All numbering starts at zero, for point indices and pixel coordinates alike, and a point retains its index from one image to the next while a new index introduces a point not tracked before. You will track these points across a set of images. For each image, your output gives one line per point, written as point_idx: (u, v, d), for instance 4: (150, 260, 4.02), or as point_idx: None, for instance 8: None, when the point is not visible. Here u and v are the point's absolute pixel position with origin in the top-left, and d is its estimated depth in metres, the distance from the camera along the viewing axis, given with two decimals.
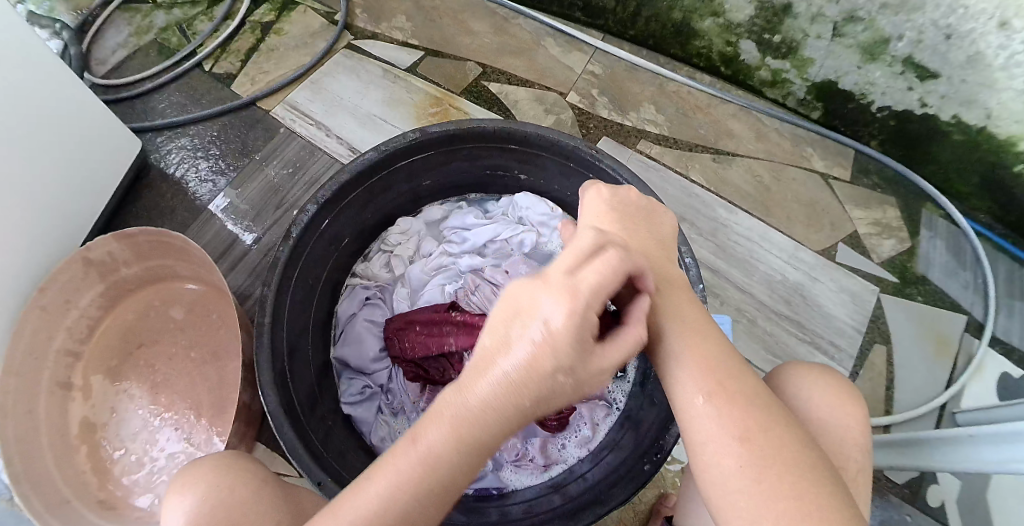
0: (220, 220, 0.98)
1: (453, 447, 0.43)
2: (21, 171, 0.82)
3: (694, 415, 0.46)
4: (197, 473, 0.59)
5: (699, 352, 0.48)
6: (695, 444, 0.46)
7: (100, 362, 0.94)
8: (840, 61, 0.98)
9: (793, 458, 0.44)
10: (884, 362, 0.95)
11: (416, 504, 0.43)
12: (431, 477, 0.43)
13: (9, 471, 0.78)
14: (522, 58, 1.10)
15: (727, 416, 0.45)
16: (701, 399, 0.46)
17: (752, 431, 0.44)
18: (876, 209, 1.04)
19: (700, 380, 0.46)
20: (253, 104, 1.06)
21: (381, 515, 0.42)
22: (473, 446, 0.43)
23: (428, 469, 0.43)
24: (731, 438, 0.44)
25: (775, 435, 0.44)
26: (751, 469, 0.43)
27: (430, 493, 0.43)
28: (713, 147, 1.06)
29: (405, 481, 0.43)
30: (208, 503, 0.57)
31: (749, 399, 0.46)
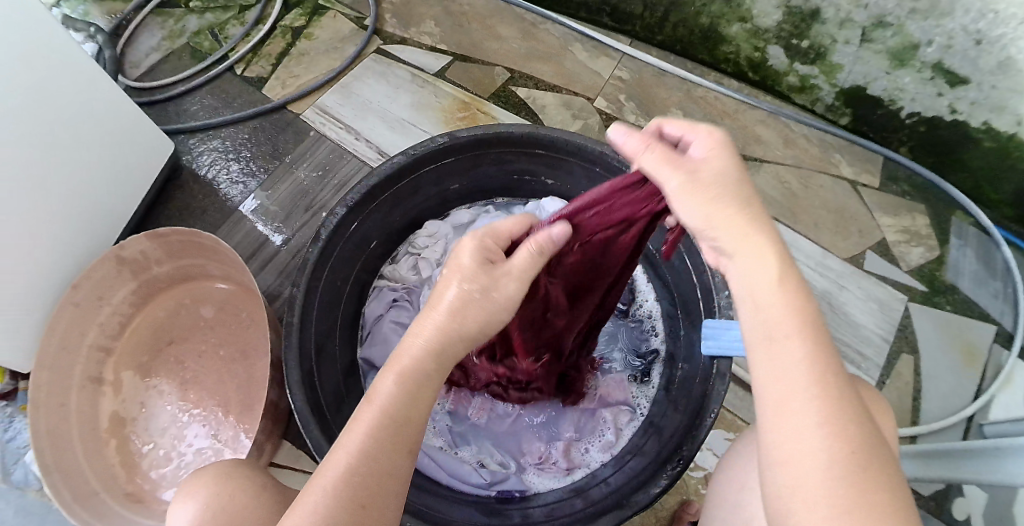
0: (251, 221, 1.00)
1: (409, 395, 0.47)
2: (56, 168, 0.84)
3: (782, 405, 0.40)
4: (200, 480, 0.60)
5: (812, 341, 0.40)
6: (772, 434, 0.40)
7: (131, 358, 0.97)
8: (869, 66, 0.97)
9: (887, 472, 0.38)
10: (911, 372, 0.94)
11: (387, 452, 0.46)
12: (396, 420, 0.47)
13: (41, 463, 0.80)
14: (549, 63, 1.11)
15: (822, 413, 0.39)
16: (810, 385, 0.39)
17: (848, 431, 0.38)
18: (905, 217, 1.03)
19: (798, 371, 0.40)
20: (285, 107, 1.08)
21: (361, 461, 0.45)
22: (423, 391, 0.48)
23: (390, 420, 0.47)
24: (822, 435, 0.38)
25: (868, 439, 0.39)
26: (839, 473, 0.37)
27: (400, 433, 0.47)
28: (740, 153, 1.05)
29: (378, 428, 0.46)
30: (210, 511, 0.58)
31: (845, 399, 0.39)
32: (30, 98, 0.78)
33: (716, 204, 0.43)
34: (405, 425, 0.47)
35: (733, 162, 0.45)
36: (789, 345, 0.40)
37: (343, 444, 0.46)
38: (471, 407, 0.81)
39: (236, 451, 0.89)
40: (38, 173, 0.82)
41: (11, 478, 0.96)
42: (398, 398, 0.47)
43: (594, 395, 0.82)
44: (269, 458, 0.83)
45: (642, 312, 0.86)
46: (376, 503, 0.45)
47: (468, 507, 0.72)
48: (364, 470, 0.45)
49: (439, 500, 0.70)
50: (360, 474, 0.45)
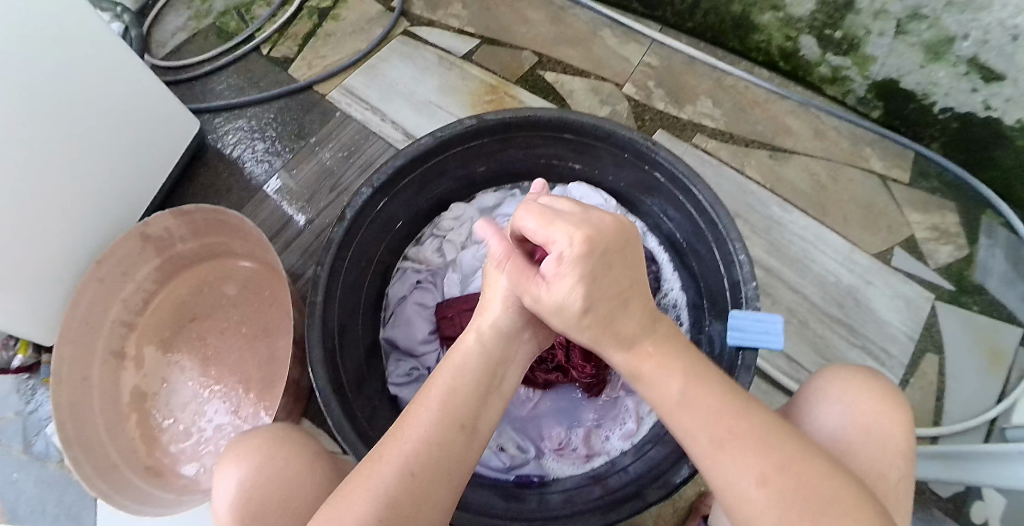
0: (274, 201, 1.00)
1: (463, 382, 0.50)
2: (81, 145, 0.85)
3: (708, 464, 0.43)
4: (253, 443, 0.60)
5: (710, 401, 0.45)
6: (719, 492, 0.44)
7: (153, 333, 0.98)
8: (904, 60, 0.94)
9: (835, 494, 0.41)
10: (935, 372, 0.92)
11: (444, 431, 0.47)
12: (456, 399, 0.49)
13: (63, 435, 0.81)
14: (578, 48, 1.09)
15: (741, 458, 0.42)
16: (713, 446, 0.43)
17: (773, 474, 0.41)
18: (934, 214, 1.00)
19: (709, 429, 0.44)
20: (310, 88, 1.08)
21: (428, 438, 0.47)
22: (478, 379, 0.50)
23: (447, 401, 0.49)
24: (752, 479, 0.42)
25: (801, 467, 0.42)
26: (776, 505, 0.41)
27: (461, 411, 0.49)
28: (770, 144, 1.03)
29: (441, 408, 0.48)
30: (264, 474, 0.58)
31: (761, 436, 0.43)
32: (55, 77, 0.79)
33: (571, 326, 0.48)
34: (461, 405, 0.48)
35: (579, 278, 0.46)
36: (679, 420, 0.45)
37: (401, 427, 0.48)
38: None
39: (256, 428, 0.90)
40: (62, 149, 0.82)
41: (32, 448, 0.98)
42: (455, 382, 0.50)
43: (616, 382, 0.82)
44: None
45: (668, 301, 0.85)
46: (433, 481, 0.45)
47: (486, 489, 0.71)
48: (421, 448, 0.46)
49: None
50: (417, 452, 0.46)
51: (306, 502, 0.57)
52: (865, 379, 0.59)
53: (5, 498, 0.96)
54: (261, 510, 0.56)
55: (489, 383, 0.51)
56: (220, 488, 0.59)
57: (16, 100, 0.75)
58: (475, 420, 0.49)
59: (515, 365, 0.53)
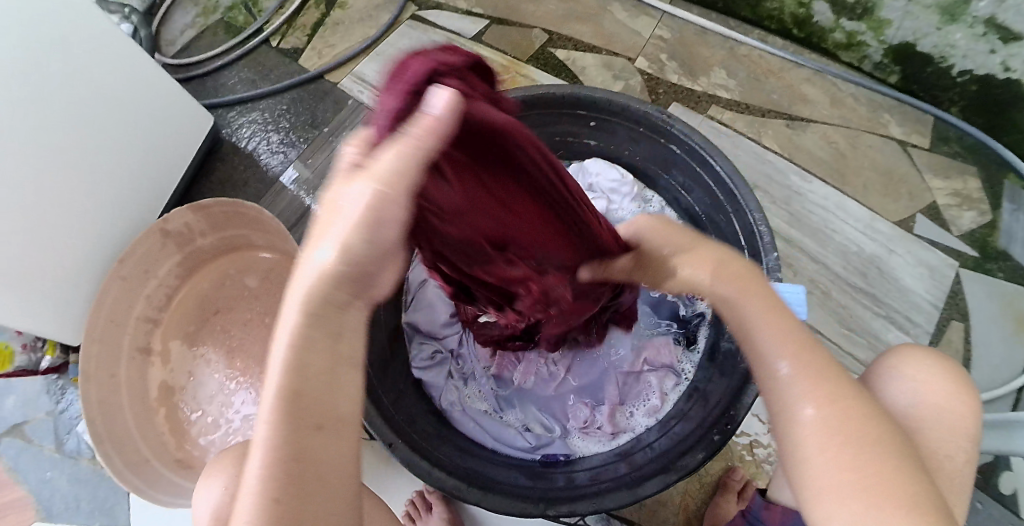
0: (293, 192, 1.01)
1: (300, 374, 0.37)
2: (96, 144, 0.85)
3: (778, 382, 0.46)
4: (223, 461, 0.63)
5: (790, 321, 0.48)
6: (778, 413, 0.46)
7: (178, 328, 0.99)
8: (920, 22, 0.91)
9: (884, 447, 0.43)
10: (961, 339, 0.91)
11: (295, 438, 0.37)
12: (297, 405, 0.37)
13: (93, 433, 0.82)
14: (588, 23, 1.08)
15: (807, 381, 0.45)
16: (784, 366, 0.46)
17: (831, 401, 0.44)
18: (956, 180, 0.98)
19: (784, 345, 0.46)
20: (321, 77, 1.08)
21: (279, 454, 0.37)
22: (320, 365, 0.37)
23: (290, 400, 0.37)
24: (811, 402, 0.44)
25: (854, 414, 0.44)
26: (832, 435, 0.43)
27: (308, 412, 0.38)
28: (787, 113, 1.02)
29: (283, 418, 0.37)
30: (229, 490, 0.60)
31: (827, 368, 0.46)
32: (67, 79, 0.79)
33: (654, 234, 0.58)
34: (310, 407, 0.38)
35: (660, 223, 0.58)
36: (766, 335, 0.47)
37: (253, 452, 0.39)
38: (517, 371, 0.80)
39: None
40: (71, 149, 0.82)
41: (64, 447, 1.00)
42: (289, 377, 0.37)
43: (637, 357, 0.80)
44: None
45: None
46: (305, 500, 0.38)
47: (511, 469, 0.72)
48: (277, 470, 0.38)
49: (483, 463, 0.72)
50: (273, 476, 0.38)
51: None
52: (926, 354, 0.60)
53: (41, 496, 0.98)
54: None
55: (334, 360, 0.38)
56: (200, 509, 0.62)
57: (28, 101, 0.75)
58: (328, 414, 0.39)
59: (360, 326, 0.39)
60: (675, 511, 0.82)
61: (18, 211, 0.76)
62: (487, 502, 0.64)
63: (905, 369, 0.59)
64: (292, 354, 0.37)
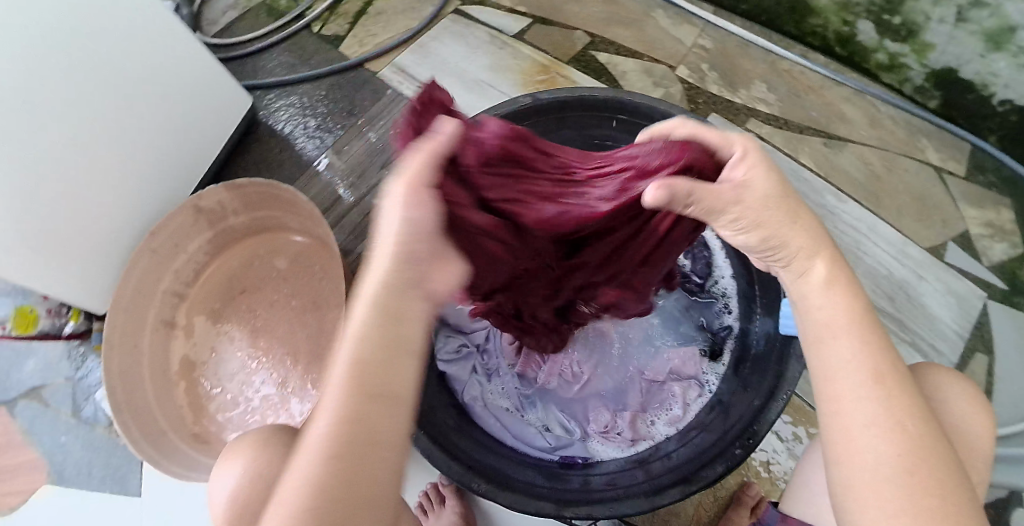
0: (326, 178, 1.02)
1: (367, 348, 0.43)
2: (135, 118, 0.87)
3: (853, 397, 0.46)
4: (238, 448, 0.63)
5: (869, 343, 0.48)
6: (841, 423, 0.46)
7: (204, 304, 1.00)
8: (964, 48, 0.90)
9: (950, 475, 0.44)
10: (984, 371, 0.90)
11: (358, 405, 0.42)
12: (362, 376, 0.42)
13: (114, 401, 0.84)
14: (630, 29, 1.08)
15: (884, 402, 0.46)
16: (863, 384, 0.46)
17: (904, 419, 0.45)
18: (990, 210, 0.97)
19: (864, 365, 0.47)
20: (361, 66, 1.09)
21: (345, 418, 0.41)
22: (380, 341, 0.43)
23: (359, 370, 0.42)
24: (884, 421, 0.45)
25: (925, 439, 0.45)
26: (901, 455, 0.44)
27: (371, 382, 0.42)
28: (825, 131, 1.01)
29: (351, 388, 0.42)
30: (247, 477, 0.60)
31: (905, 394, 0.46)
32: (112, 53, 0.80)
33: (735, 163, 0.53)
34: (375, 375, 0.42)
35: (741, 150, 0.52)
36: (841, 347, 0.48)
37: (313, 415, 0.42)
38: (541, 372, 0.80)
39: (303, 399, 0.92)
40: (110, 121, 0.83)
41: (81, 413, 1.02)
42: (361, 351, 0.43)
43: (663, 366, 0.80)
44: None
45: (718, 288, 0.82)
46: (361, 460, 0.41)
47: (529, 469, 0.72)
48: (337, 431, 0.41)
49: (505, 460, 0.72)
50: (332, 436, 0.41)
51: None
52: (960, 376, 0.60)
53: (54, 460, 1.00)
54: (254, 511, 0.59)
55: (392, 340, 0.44)
56: (216, 496, 0.62)
57: (73, 72, 0.76)
58: (388, 384, 0.43)
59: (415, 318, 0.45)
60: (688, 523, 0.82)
61: (53, 176, 0.78)
62: (509, 500, 0.65)
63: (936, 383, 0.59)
64: (358, 343, 0.43)
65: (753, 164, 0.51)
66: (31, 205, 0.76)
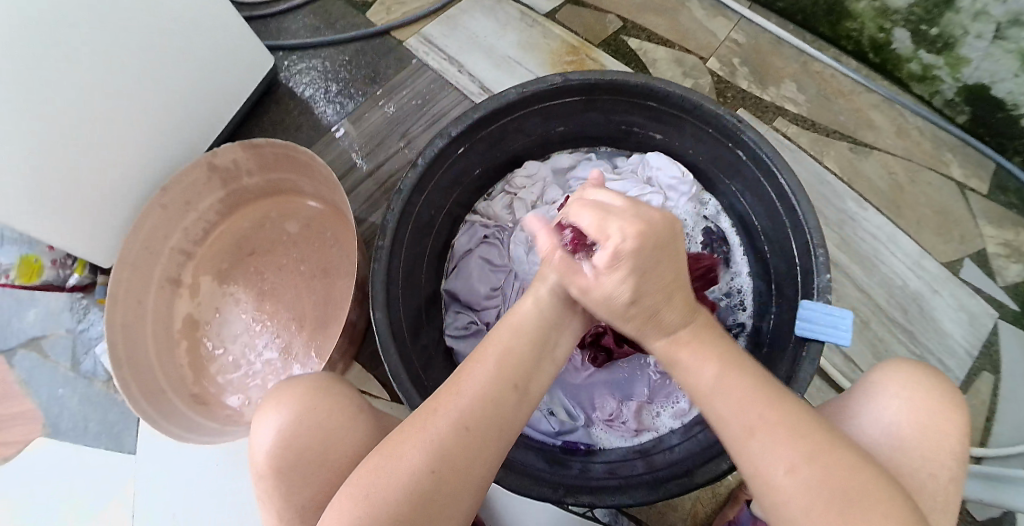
0: (343, 144, 1.01)
1: (520, 341, 0.52)
2: (153, 72, 0.86)
3: (744, 448, 0.45)
4: (288, 392, 0.60)
5: (741, 387, 0.47)
6: (753, 478, 0.45)
7: (212, 264, 1.00)
8: (999, 65, 0.88)
9: (868, 498, 0.42)
10: (989, 391, 0.89)
11: (501, 387, 0.49)
12: (508, 362, 0.50)
13: (113, 356, 0.83)
14: (664, 17, 1.07)
15: (775, 444, 0.44)
16: (747, 434, 0.45)
17: (806, 461, 0.43)
18: (1009, 230, 0.96)
19: (744, 413, 0.46)
20: (388, 33, 1.08)
21: (487, 392, 0.49)
22: (533, 339, 0.53)
23: (505, 357, 0.51)
24: (782, 465, 0.44)
25: (829, 466, 0.43)
26: (807, 494, 0.43)
27: (515, 371, 0.50)
28: (852, 136, 1.00)
29: (499, 368, 0.50)
30: (302, 425, 0.58)
31: (797, 427, 0.45)
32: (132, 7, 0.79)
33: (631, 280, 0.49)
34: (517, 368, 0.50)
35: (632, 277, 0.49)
36: (719, 405, 0.47)
37: (459, 384, 0.50)
38: None
39: (305, 366, 0.91)
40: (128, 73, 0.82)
41: (80, 367, 1.02)
42: (508, 343, 0.52)
43: None
44: (340, 376, 0.85)
45: (734, 284, 0.82)
46: (486, 438, 0.47)
47: (532, 451, 0.72)
48: (477, 403, 0.48)
49: None
50: (472, 407, 0.48)
51: (346, 450, 0.58)
52: (920, 369, 0.59)
53: (50, 412, 0.99)
54: (302, 462, 0.57)
55: (541, 345, 0.53)
56: (260, 441, 0.59)
57: (93, 20, 0.75)
58: (526, 381, 0.50)
59: (566, 334, 0.56)
60: (684, 517, 0.82)
61: (68, 126, 0.77)
62: (507, 481, 0.63)
63: (889, 387, 0.58)
64: (512, 333, 0.53)
65: (619, 266, 0.49)
66: (44, 153, 0.76)
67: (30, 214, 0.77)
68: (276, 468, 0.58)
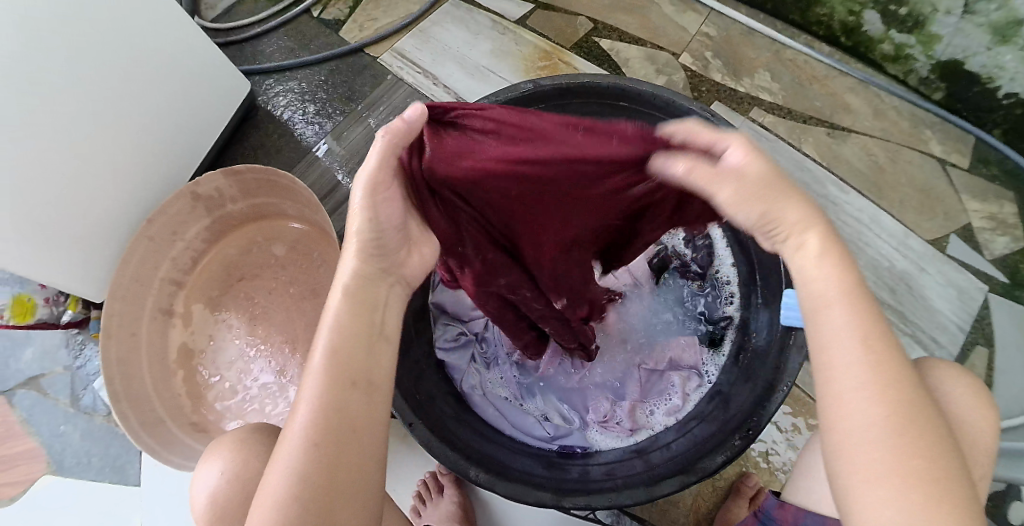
0: (325, 164, 1.02)
1: (341, 334, 0.45)
2: (131, 105, 0.85)
3: (841, 361, 0.42)
4: (220, 446, 0.65)
5: (858, 305, 0.43)
6: (831, 390, 0.43)
7: (202, 292, 1.00)
8: (971, 40, 0.89)
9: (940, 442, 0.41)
10: (984, 365, 0.89)
11: (336, 391, 0.44)
12: (336, 363, 0.45)
13: (110, 391, 0.83)
14: (634, 15, 1.07)
15: (875, 364, 0.42)
16: (856, 347, 0.42)
17: (896, 389, 0.41)
18: (992, 202, 0.96)
19: (855, 325, 0.43)
20: (361, 50, 1.08)
21: (326, 403, 0.43)
22: (353, 327, 0.46)
23: (335, 362, 0.45)
24: (872, 385, 0.41)
25: (913, 392, 0.42)
26: (886, 421, 0.41)
27: (342, 371, 0.45)
28: (829, 121, 1.01)
29: (331, 373, 0.44)
30: (226, 477, 0.62)
31: (901, 356, 0.43)
32: (103, 43, 0.78)
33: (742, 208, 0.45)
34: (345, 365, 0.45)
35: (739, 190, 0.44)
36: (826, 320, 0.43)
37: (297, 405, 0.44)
38: (541, 360, 0.81)
39: None
40: (104, 107, 0.82)
41: (79, 402, 1.01)
42: (334, 344, 0.45)
43: (662, 356, 0.81)
44: None
45: (719, 275, 0.81)
46: (347, 444, 0.43)
47: (527, 458, 0.71)
48: (320, 416, 0.43)
49: (502, 449, 0.71)
50: (318, 421, 0.43)
51: None
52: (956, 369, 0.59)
53: (53, 449, 0.99)
54: (230, 513, 0.62)
55: (366, 327, 0.47)
56: (196, 494, 0.64)
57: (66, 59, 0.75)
58: (368, 372, 0.46)
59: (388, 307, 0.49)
60: (686, 513, 0.82)
61: (41, 163, 0.76)
62: (502, 489, 0.63)
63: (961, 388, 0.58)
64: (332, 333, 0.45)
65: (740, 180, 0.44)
66: (19, 191, 0.75)
67: (5, 254, 0.76)
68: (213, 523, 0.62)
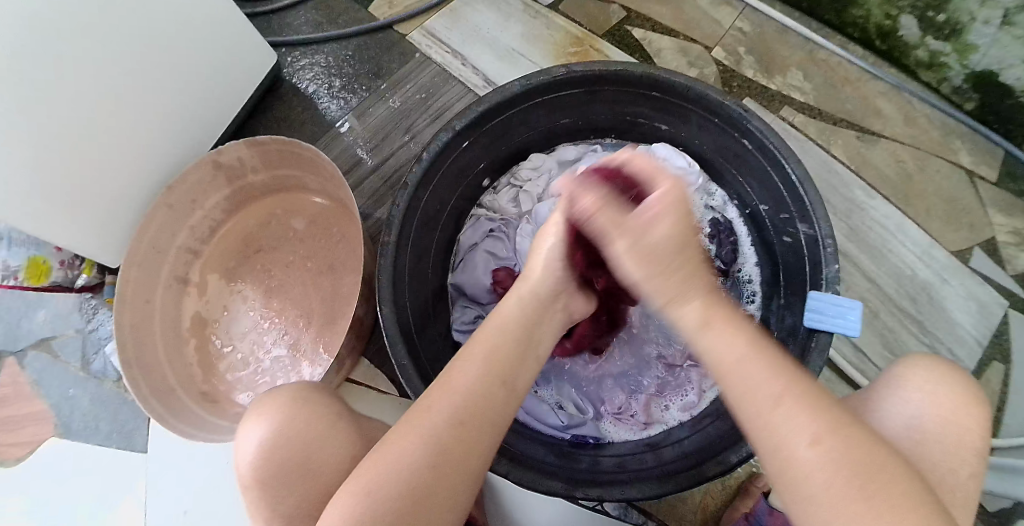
0: (348, 140, 1.02)
1: (508, 339, 0.54)
2: (156, 72, 0.86)
3: (763, 412, 0.44)
4: (275, 401, 0.63)
5: (764, 355, 0.46)
6: (764, 445, 0.44)
7: (219, 262, 1.00)
8: (1007, 51, 0.87)
9: (881, 475, 0.42)
10: (999, 381, 0.88)
11: (487, 385, 0.51)
12: (493, 363, 0.52)
13: (123, 355, 0.83)
14: (668, 7, 1.06)
15: (801, 409, 0.44)
16: (770, 396, 0.44)
17: (827, 436, 0.43)
18: (1019, 217, 0.94)
19: (771, 372, 0.45)
20: (390, 28, 1.08)
21: (474, 391, 0.51)
22: (518, 335, 0.55)
23: (495, 358, 0.53)
24: (803, 432, 0.43)
25: (842, 433, 0.43)
26: (826, 467, 0.42)
27: (498, 369, 0.52)
28: (859, 124, 0.99)
29: (490, 366, 0.52)
30: (285, 435, 0.61)
31: (819, 398, 0.45)
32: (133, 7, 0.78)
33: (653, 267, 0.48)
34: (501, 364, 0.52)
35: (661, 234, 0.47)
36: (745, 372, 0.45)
37: (450, 382, 0.51)
38: None
39: (313, 362, 0.92)
40: (129, 72, 0.82)
41: (91, 367, 1.02)
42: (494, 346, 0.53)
43: (681, 351, 0.80)
44: (348, 372, 0.86)
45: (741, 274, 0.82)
46: (478, 432, 0.50)
47: (541, 446, 0.71)
48: (468, 399, 0.50)
49: (516, 435, 0.71)
50: (465, 403, 0.50)
51: (324, 459, 0.60)
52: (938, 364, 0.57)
53: (61, 412, 1.00)
54: (283, 472, 0.60)
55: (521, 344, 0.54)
56: (244, 450, 0.62)
57: (95, 22, 0.75)
58: (513, 375, 0.53)
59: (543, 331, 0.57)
60: (694, 509, 0.82)
61: (60, 130, 0.76)
62: (512, 475, 0.62)
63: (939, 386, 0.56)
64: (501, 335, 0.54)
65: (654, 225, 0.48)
66: (37, 157, 0.75)
67: (21, 215, 0.76)
68: (261, 482, 0.61)
